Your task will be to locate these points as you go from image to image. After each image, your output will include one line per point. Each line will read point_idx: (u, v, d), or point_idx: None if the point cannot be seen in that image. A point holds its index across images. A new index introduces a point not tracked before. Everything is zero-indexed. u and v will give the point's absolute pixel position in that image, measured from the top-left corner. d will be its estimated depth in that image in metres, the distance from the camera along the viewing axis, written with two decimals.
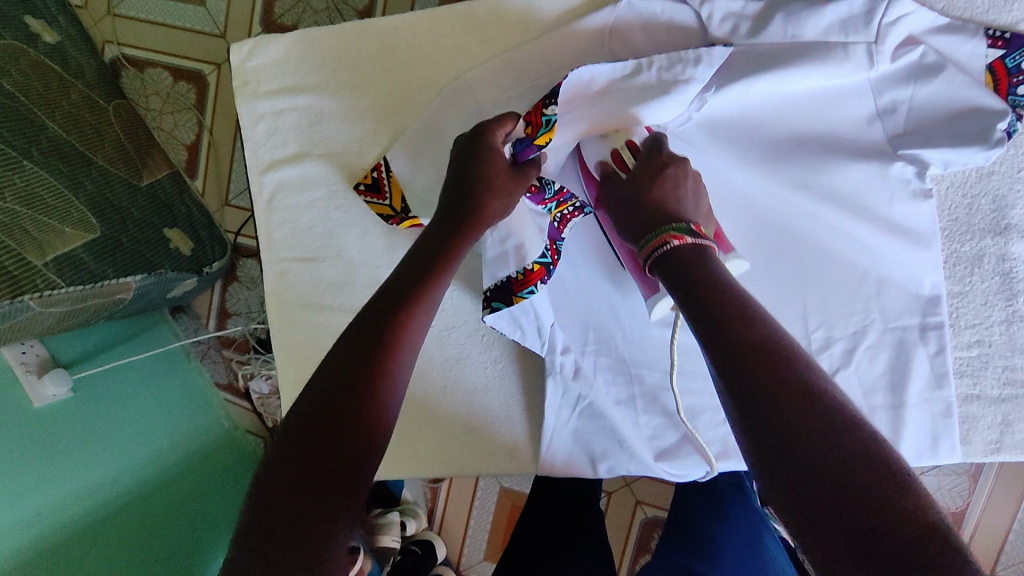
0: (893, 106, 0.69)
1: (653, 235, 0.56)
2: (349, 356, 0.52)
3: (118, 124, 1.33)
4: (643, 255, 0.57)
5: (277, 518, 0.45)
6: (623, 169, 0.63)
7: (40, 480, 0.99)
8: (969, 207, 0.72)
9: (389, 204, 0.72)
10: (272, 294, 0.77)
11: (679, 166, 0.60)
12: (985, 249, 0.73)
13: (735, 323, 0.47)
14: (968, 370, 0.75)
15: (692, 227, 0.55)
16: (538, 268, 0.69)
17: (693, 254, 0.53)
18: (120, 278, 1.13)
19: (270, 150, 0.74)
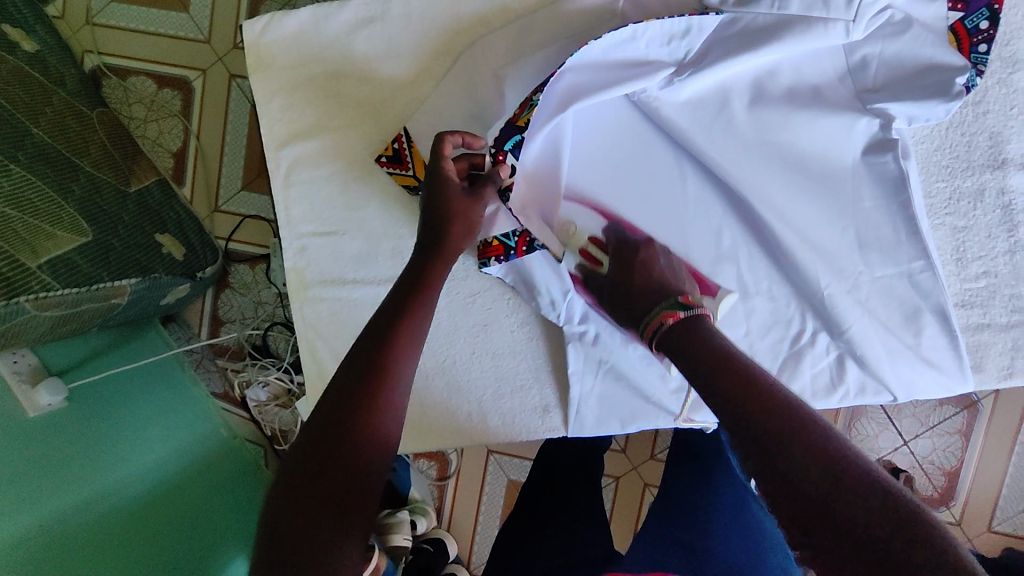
0: (864, 61, 0.66)
1: (651, 315, 0.64)
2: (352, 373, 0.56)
3: (103, 131, 1.31)
4: (648, 336, 0.64)
5: (294, 527, 0.50)
6: (598, 265, 0.71)
7: (44, 491, 0.95)
8: (969, 143, 0.74)
9: (412, 174, 0.72)
10: (292, 270, 0.76)
11: (648, 249, 0.71)
12: (985, 183, 0.74)
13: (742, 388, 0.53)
14: (975, 301, 0.76)
15: (682, 302, 0.63)
16: (496, 245, 0.70)
17: (690, 322, 0.61)
18: (115, 281, 1.11)
19: (287, 126, 0.74)
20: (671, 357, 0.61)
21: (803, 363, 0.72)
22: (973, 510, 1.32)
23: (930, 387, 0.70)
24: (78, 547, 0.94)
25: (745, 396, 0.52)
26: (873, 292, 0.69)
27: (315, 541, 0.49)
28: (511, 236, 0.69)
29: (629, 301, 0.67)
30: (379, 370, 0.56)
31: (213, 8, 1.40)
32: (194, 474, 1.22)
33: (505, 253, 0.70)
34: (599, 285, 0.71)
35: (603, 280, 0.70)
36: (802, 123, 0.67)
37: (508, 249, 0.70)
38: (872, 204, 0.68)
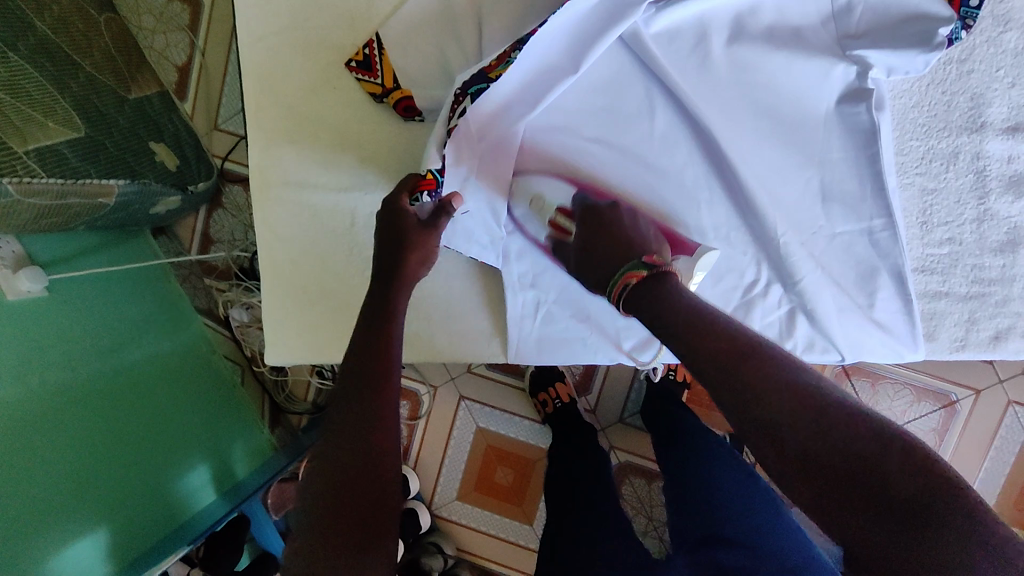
0: (850, 5, 0.63)
1: (616, 277, 0.62)
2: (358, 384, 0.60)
3: (108, 35, 1.31)
4: (614, 297, 0.62)
5: (337, 521, 0.54)
6: (565, 236, 0.68)
7: (28, 370, 0.95)
8: (949, 103, 0.71)
9: (380, 82, 0.73)
10: (255, 168, 0.75)
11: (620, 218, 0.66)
12: (961, 146, 0.72)
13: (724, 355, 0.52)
14: (936, 267, 0.73)
15: (645, 260, 0.61)
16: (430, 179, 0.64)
17: (657, 285, 0.58)
18: (102, 180, 1.11)
19: (261, 22, 0.73)
20: (640, 318, 0.58)
21: (753, 313, 0.70)
22: None
23: (875, 349, 0.69)
24: (54, 434, 0.95)
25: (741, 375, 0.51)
26: (827, 247, 0.68)
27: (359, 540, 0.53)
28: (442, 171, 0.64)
29: (596, 269, 0.64)
30: (375, 386, 0.60)
31: None
32: (168, 382, 1.24)
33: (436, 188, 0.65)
34: (567, 256, 0.69)
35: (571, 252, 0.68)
36: (777, 66, 0.66)
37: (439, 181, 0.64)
38: (840, 156, 0.66)
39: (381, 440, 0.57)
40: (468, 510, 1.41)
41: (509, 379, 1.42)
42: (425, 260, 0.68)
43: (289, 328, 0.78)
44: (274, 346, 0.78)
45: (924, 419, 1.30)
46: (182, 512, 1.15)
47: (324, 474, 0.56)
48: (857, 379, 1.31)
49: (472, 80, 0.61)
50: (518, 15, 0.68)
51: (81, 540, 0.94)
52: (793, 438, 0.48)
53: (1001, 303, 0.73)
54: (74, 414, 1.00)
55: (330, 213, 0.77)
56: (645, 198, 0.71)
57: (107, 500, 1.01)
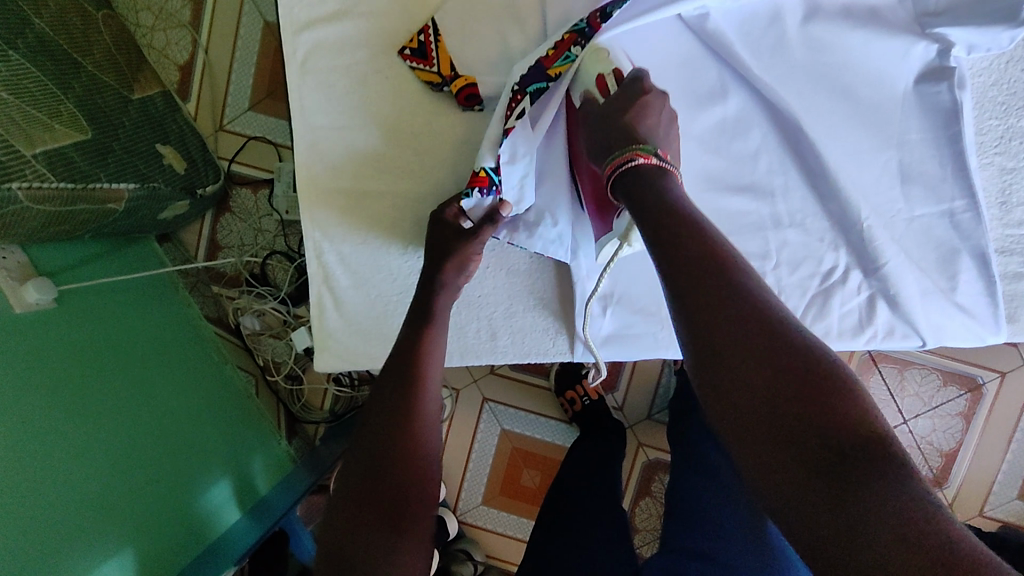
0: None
1: (619, 152, 0.54)
2: (396, 382, 0.59)
3: (107, 33, 1.25)
4: (608, 174, 0.55)
5: (353, 523, 0.52)
6: (604, 95, 0.60)
7: (47, 388, 0.89)
8: None
9: (437, 71, 0.69)
10: (301, 164, 0.71)
11: (660, 100, 0.58)
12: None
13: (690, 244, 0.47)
14: (1016, 248, 0.67)
15: (659, 151, 0.54)
16: (482, 176, 0.63)
17: (658, 174, 0.53)
18: (112, 183, 1.05)
19: (307, 8, 0.69)
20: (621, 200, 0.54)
21: (832, 301, 0.68)
22: (965, 493, 1.31)
23: (958, 333, 0.67)
24: (78, 453, 0.89)
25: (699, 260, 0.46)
26: (905, 229, 0.66)
27: (378, 544, 0.51)
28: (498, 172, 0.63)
29: (601, 138, 0.56)
30: (412, 386, 0.58)
31: None
32: (186, 394, 1.18)
33: (488, 187, 0.64)
34: (586, 113, 0.61)
35: (594, 109, 0.60)
36: (853, 46, 0.64)
37: (490, 182, 0.64)
38: (917, 137, 0.65)
39: (424, 420, 0.57)
40: (495, 517, 1.35)
41: (535, 380, 1.37)
42: (464, 268, 0.67)
43: (342, 332, 0.74)
44: (327, 352, 0.74)
45: (951, 404, 1.30)
46: (209, 533, 1.08)
47: (365, 450, 0.55)
48: (884, 365, 1.31)
49: (529, 77, 0.62)
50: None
51: (111, 567, 0.88)
52: (792, 453, 0.39)
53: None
54: (95, 431, 0.94)
55: (387, 211, 0.73)
56: (716, 184, 0.69)
57: (135, 523, 0.94)
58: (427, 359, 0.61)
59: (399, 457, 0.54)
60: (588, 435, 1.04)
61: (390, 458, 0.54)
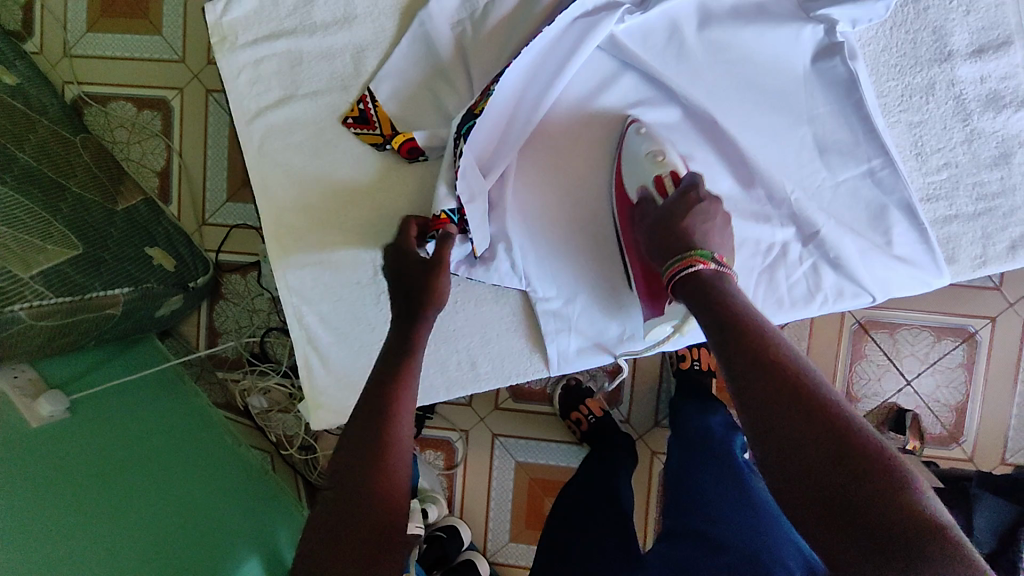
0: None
1: (679, 258, 0.63)
2: (369, 406, 0.58)
3: (86, 153, 1.34)
4: (668, 275, 0.63)
5: (328, 544, 0.51)
6: (662, 196, 0.68)
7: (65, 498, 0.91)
8: (913, 40, 0.69)
9: (379, 132, 0.75)
10: (271, 240, 0.77)
11: (711, 202, 0.66)
12: (935, 77, 0.70)
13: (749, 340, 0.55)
14: (940, 193, 0.70)
15: (716, 255, 0.62)
16: (444, 218, 0.69)
17: (716, 276, 0.61)
18: (108, 290, 1.12)
19: (256, 99, 0.76)
20: (687, 299, 0.61)
21: (778, 274, 0.72)
22: (983, 443, 1.32)
23: (902, 282, 0.71)
24: (110, 546, 0.91)
25: (753, 350, 0.54)
26: (830, 195, 0.71)
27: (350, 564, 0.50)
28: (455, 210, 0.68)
29: (658, 243, 0.66)
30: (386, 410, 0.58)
31: (185, 27, 1.46)
32: (204, 478, 1.20)
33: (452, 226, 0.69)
34: (644, 209, 0.69)
35: (653, 209, 0.68)
36: (751, 37, 0.70)
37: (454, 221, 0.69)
38: (825, 110, 0.70)
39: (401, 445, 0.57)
40: (525, 549, 1.36)
41: (540, 408, 1.38)
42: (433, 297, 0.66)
43: (331, 387, 0.78)
44: (321, 409, 0.79)
45: (948, 357, 1.32)
46: None
47: (348, 460, 0.55)
48: (877, 332, 1.32)
49: (462, 121, 0.67)
50: (500, 42, 0.73)
51: None
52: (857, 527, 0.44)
53: (1010, 214, 0.70)
54: (122, 523, 0.96)
55: (355, 265, 0.78)
56: None
57: None
58: (414, 359, 0.63)
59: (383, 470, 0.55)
60: (595, 449, 1.06)
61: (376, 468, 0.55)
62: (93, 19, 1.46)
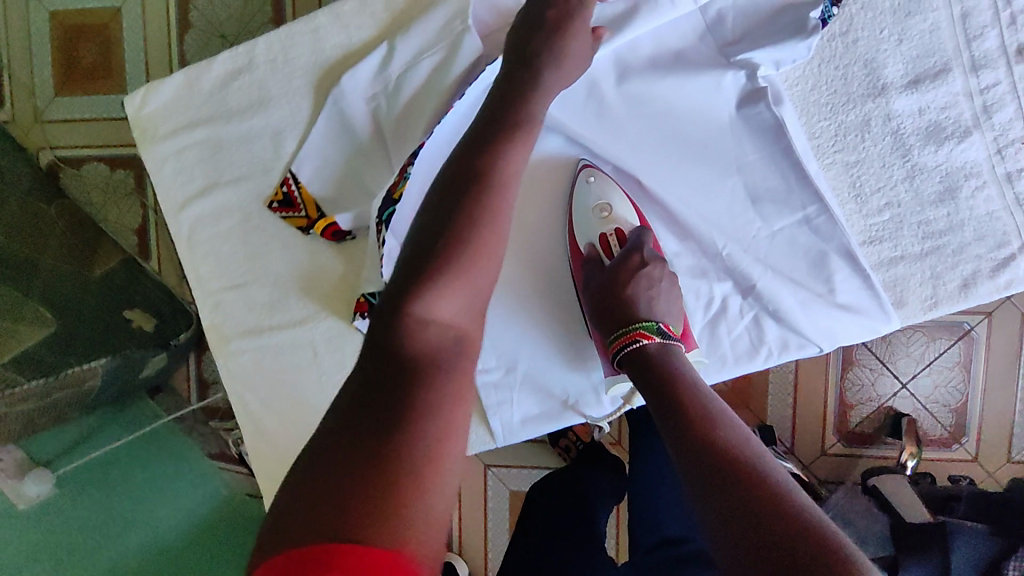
0: (720, 16, 0.65)
1: (622, 332, 0.65)
2: (392, 340, 0.45)
3: (58, 215, 1.19)
4: (615, 351, 0.65)
5: (328, 506, 0.37)
6: (609, 255, 0.70)
7: None
8: (844, 76, 0.65)
9: (304, 214, 0.74)
10: (211, 329, 0.77)
11: (658, 266, 0.67)
12: (869, 113, 0.65)
13: (695, 413, 0.56)
14: (883, 235, 0.67)
15: (660, 327, 0.65)
16: (361, 302, 0.74)
17: (663, 352, 0.63)
18: (84, 363, 1.00)
19: (182, 188, 0.76)
20: (634, 377, 0.63)
21: (720, 329, 0.71)
22: (988, 442, 1.25)
23: (848, 329, 0.68)
24: None
25: (700, 426, 0.55)
26: (768, 244, 0.68)
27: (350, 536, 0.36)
28: (374, 295, 0.72)
29: (606, 308, 0.67)
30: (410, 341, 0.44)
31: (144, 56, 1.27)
32: (202, 541, 1.16)
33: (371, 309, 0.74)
34: (592, 271, 0.70)
35: (601, 271, 0.69)
36: (672, 88, 0.67)
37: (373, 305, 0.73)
38: (755, 159, 0.67)
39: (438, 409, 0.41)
40: None
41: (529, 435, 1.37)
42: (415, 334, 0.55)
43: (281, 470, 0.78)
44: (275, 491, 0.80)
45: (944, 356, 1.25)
46: None
47: (327, 444, 0.40)
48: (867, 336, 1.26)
49: (382, 207, 0.68)
50: (416, 114, 0.71)
51: None
52: None
53: (960, 251, 0.66)
54: None
55: (294, 348, 0.78)
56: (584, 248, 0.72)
57: None
58: (466, 277, 0.48)
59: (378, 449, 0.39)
60: None
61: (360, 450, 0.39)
62: (60, 81, 1.29)
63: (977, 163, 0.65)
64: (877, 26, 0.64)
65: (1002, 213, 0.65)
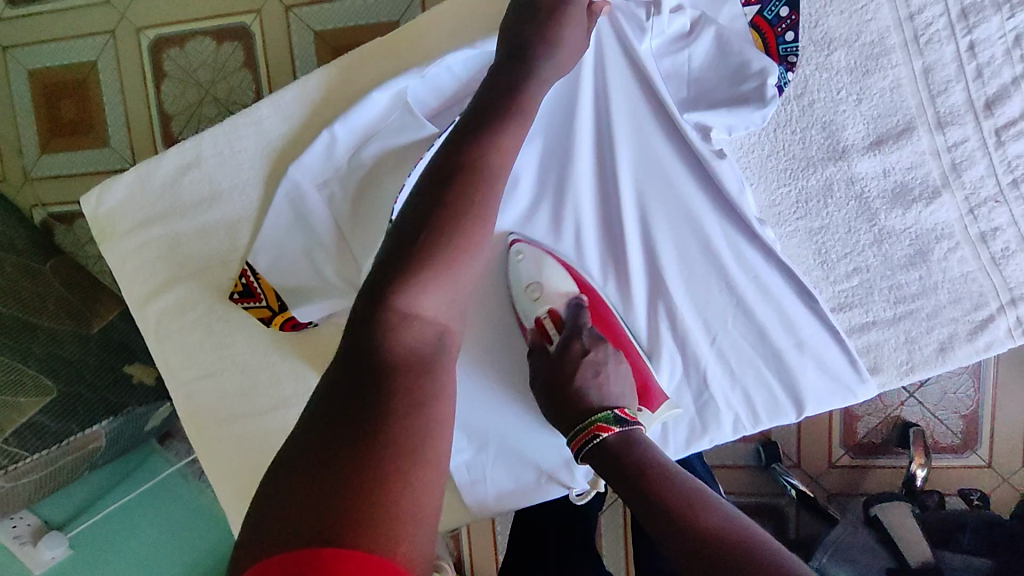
0: (675, 74, 0.66)
1: (581, 427, 0.62)
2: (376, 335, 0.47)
3: (57, 278, 1.00)
4: (575, 447, 0.62)
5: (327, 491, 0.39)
6: (548, 340, 0.69)
7: None
8: (802, 140, 0.69)
9: (266, 304, 0.74)
10: (186, 420, 0.78)
11: (600, 349, 0.67)
12: (831, 177, 0.69)
13: (671, 501, 0.52)
14: (853, 301, 0.70)
15: (616, 414, 0.62)
16: None
17: (624, 442, 0.59)
18: (87, 428, 0.89)
19: (144, 284, 0.75)
20: (602, 475, 0.59)
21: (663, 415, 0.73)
22: (1002, 447, 1.14)
23: (821, 396, 0.69)
24: None
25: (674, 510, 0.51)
26: (731, 314, 0.69)
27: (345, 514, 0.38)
28: None
29: (558, 398, 0.65)
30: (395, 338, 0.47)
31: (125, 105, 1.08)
32: None
33: None
34: (537, 358, 0.69)
35: (545, 355, 0.68)
36: (627, 158, 0.69)
37: None
38: (713, 224, 0.68)
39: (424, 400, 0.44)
40: None
41: None
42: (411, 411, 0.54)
43: None
44: None
45: None
46: None
47: (321, 477, 0.40)
48: None
49: None
50: (370, 199, 0.70)
51: None
52: None
53: (934, 315, 0.69)
54: None
55: (269, 434, 0.78)
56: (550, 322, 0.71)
57: None
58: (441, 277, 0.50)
59: (378, 485, 0.39)
60: None
61: (360, 478, 0.39)
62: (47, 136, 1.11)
63: (948, 224, 0.68)
64: (831, 93, 0.68)
65: (976, 274, 0.68)
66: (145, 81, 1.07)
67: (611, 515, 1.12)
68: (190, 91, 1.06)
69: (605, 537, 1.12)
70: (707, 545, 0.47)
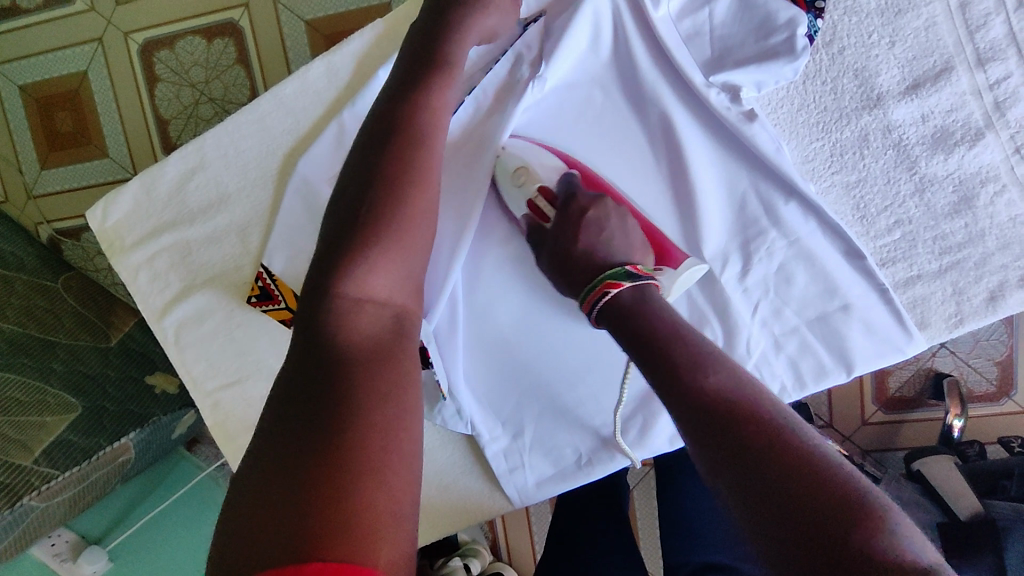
0: (697, 31, 0.63)
1: (591, 286, 0.57)
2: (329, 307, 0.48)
3: (71, 295, 0.98)
4: (586, 307, 0.57)
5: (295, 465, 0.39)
6: (544, 218, 0.63)
7: None
8: (834, 90, 0.66)
9: (286, 305, 0.71)
10: (215, 429, 0.76)
11: (600, 207, 0.62)
12: (867, 127, 0.67)
13: (681, 357, 0.48)
14: (897, 255, 0.68)
15: (626, 271, 0.56)
16: None
17: (638, 299, 0.54)
18: (115, 441, 0.87)
19: (159, 296, 0.73)
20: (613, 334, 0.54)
21: None
22: None
23: (868, 355, 0.67)
24: None
25: (684, 371, 0.47)
26: (771, 278, 0.67)
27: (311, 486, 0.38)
28: None
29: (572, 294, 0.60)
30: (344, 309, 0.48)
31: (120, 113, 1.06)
32: None
33: None
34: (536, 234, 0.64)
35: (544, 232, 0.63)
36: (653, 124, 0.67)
37: None
38: (745, 186, 0.66)
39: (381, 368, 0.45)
40: None
41: None
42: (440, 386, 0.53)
43: None
44: None
45: None
46: None
47: (284, 458, 0.40)
48: None
49: None
50: None
51: None
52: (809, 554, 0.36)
53: (982, 264, 0.66)
54: None
55: None
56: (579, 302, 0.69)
57: None
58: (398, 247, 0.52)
59: (344, 450, 0.39)
60: None
61: (334, 450, 0.39)
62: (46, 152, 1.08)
63: (993, 165, 0.65)
64: (860, 39, 0.65)
65: None
66: (138, 87, 1.04)
67: (644, 489, 1.10)
68: (184, 93, 1.03)
69: (640, 512, 1.11)
70: (710, 406, 0.44)
